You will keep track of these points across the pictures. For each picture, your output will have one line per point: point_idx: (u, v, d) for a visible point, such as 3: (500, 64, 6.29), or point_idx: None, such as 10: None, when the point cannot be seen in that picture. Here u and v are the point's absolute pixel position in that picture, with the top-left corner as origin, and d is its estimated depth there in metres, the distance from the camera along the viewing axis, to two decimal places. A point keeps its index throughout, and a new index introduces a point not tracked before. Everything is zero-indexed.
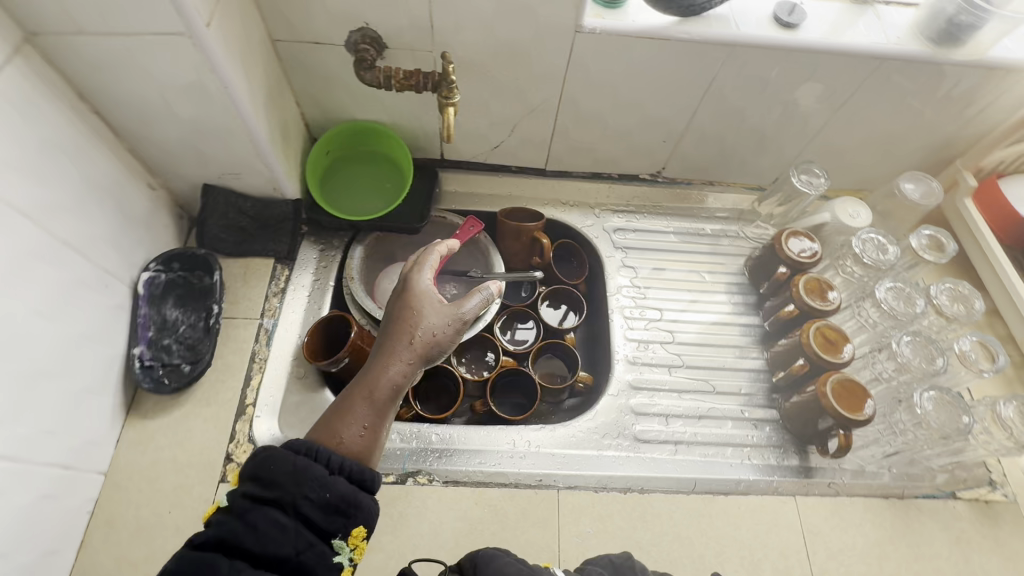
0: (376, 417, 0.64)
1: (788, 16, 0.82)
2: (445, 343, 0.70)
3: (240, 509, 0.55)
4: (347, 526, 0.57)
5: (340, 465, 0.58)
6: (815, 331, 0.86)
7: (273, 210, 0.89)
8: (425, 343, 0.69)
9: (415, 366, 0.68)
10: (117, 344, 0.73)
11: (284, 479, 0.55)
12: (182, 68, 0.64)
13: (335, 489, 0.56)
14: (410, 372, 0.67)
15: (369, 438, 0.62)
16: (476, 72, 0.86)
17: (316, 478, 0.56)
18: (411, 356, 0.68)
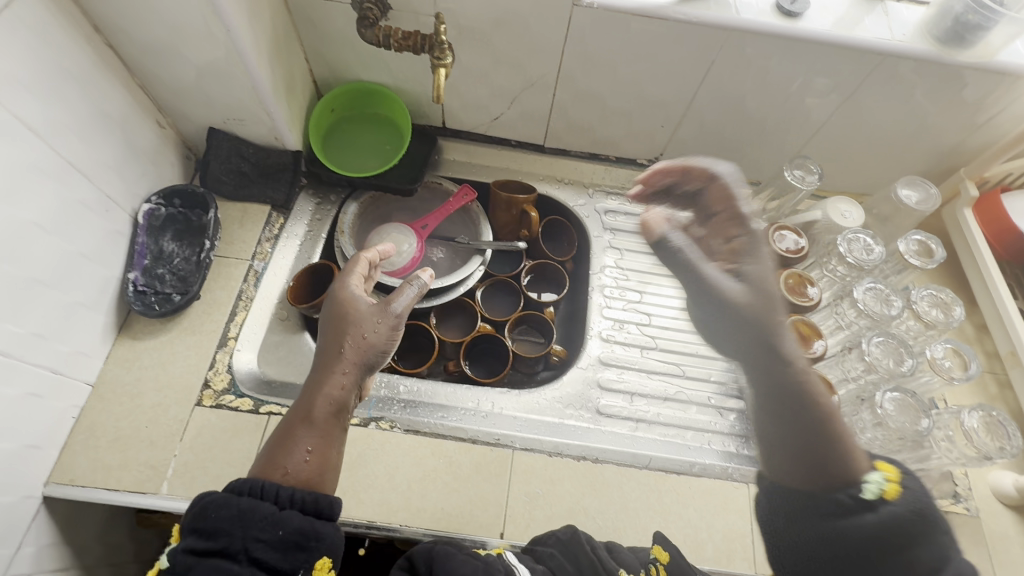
0: (323, 439, 0.65)
1: (792, 4, 0.81)
2: (382, 350, 0.73)
3: (184, 566, 0.51)
4: (309, 560, 0.55)
5: (290, 498, 0.57)
6: (789, 325, 0.86)
7: (273, 159, 0.93)
8: (358, 350, 0.71)
9: (353, 377, 0.70)
10: (114, 268, 0.78)
11: (229, 524, 0.53)
12: (189, 7, 0.68)
13: (290, 525, 0.55)
14: (348, 381, 0.69)
15: (316, 460, 0.64)
16: (477, 40, 0.88)
17: (266, 517, 0.55)
18: (348, 370, 0.70)
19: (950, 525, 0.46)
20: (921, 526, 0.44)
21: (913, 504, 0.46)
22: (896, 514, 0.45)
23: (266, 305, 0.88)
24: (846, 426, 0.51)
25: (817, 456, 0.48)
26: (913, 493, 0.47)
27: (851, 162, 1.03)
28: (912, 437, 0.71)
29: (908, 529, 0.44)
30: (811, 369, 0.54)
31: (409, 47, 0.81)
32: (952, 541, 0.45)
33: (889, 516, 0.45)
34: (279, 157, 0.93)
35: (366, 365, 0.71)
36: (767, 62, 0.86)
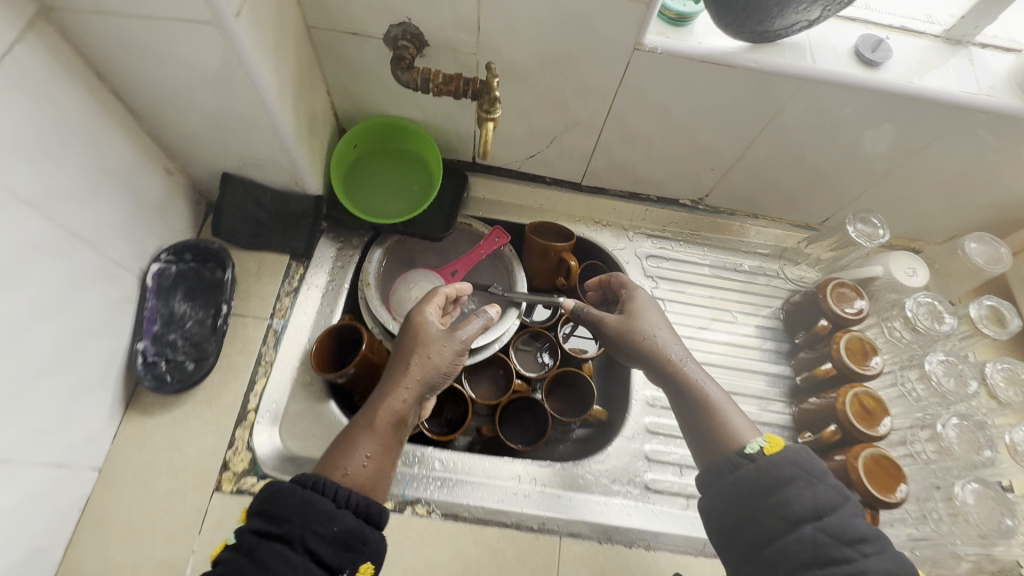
0: (381, 448, 0.63)
1: (872, 53, 0.73)
2: (446, 371, 0.71)
3: (249, 547, 0.52)
4: (354, 561, 0.54)
5: (347, 498, 0.56)
6: (852, 398, 0.81)
7: (292, 205, 0.85)
8: (426, 367, 0.69)
9: (418, 394, 0.68)
10: (120, 338, 0.71)
11: (291, 513, 0.53)
12: (207, 56, 0.59)
13: (344, 523, 0.54)
14: (411, 397, 0.67)
15: (374, 466, 0.62)
16: (521, 80, 0.79)
17: (323, 511, 0.54)
18: (414, 384, 0.68)
19: (835, 482, 0.60)
20: (792, 475, 0.59)
21: (789, 458, 0.61)
22: (770, 463, 0.60)
23: (288, 369, 0.81)
24: (722, 404, 0.70)
25: (705, 443, 0.68)
26: (791, 453, 0.61)
27: (910, 210, 0.97)
28: (993, 535, 0.68)
29: (777, 475, 0.59)
30: (708, 380, 0.72)
31: (449, 92, 0.72)
32: (833, 494, 0.58)
33: (766, 464, 0.61)
34: (300, 203, 0.85)
35: (430, 384, 0.69)
36: (838, 112, 0.78)
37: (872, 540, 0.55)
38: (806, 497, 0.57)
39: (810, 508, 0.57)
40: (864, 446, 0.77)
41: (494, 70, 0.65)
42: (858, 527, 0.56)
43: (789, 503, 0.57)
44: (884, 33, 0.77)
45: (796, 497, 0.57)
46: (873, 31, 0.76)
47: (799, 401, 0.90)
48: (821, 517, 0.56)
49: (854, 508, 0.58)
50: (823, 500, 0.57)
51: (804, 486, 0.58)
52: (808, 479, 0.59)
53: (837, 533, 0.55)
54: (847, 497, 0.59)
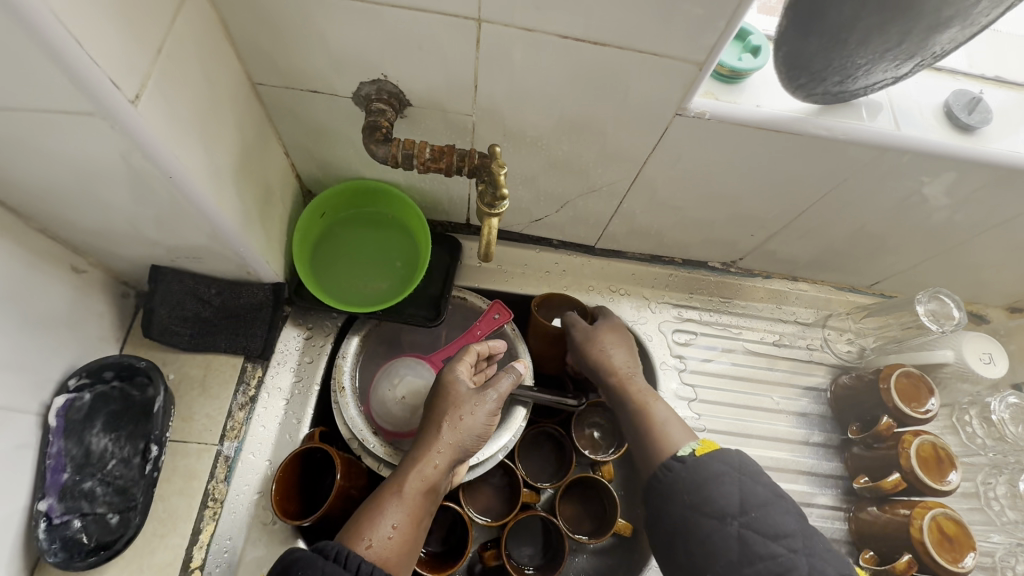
0: (410, 519, 0.57)
1: (968, 114, 0.59)
2: (480, 436, 0.65)
3: None
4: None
5: (369, 570, 0.48)
6: (931, 522, 0.66)
7: (245, 297, 0.68)
8: (458, 429, 0.63)
9: (452, 458, 0.62)
10: (15, 500, 0.54)
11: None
12: (102, 153, 0.43)
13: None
14: (442, 463, 0.61)
15: (402, 540, 0.56)
16: (529, 145, 0.64)
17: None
18: (448, 446, 0.62)
19: (768, 480, 0.58)
20: (721, 473, 0.58)
21: (719, 458, 0.59)
22: (700, 464, 0.59)
23: (243, 508, 0.64)
24: (665, 417, 0.66)
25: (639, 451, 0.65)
26: (724, 454, 0.60)
27: (978, 276, 0.84)
28: None
29: (704, 473, 0.58)
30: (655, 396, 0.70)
31: (438, 170, 0.57)
32: (766, 492, 0.56)
33: (694, 465, 0.59)
34: (254, 293, 0.69)
35: (465, 449, 0.64)
36: (915, 181, 0.64)
37: (798, 535, 0.53)
38: (733, 492, 0.56)
39: (737, 503, 0.55)
40: None
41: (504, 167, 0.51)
42: (784, 523, 0.54)
43: (715, 501, 0.55)
44: (977, 86, 0.64)
45: (724, 494, 0.56)
46: (963, 87, 0.63)
47: (855, 507, 0.76)
48: (747, 512, 0.55)
49: (790, 508, 0.56)
50: (752, 495, 0.56)
51: (734, 483, 0.57)
52: (737, 474, 0.57)
53: (763, 530, 0.54)
54: (784, 499, 0.57)
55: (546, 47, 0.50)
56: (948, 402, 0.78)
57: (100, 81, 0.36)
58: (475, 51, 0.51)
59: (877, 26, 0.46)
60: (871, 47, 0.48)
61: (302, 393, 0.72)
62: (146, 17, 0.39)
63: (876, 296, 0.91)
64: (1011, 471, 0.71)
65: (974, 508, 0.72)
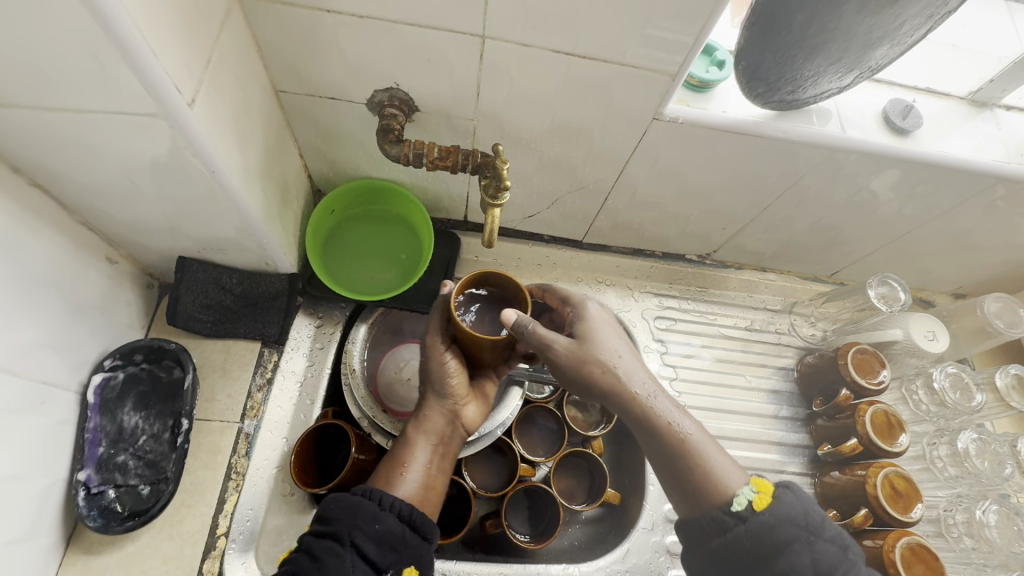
0: (420, 466, 0.63)
1: (902, 120, 0.69)
2: (450, 375, 0.66)
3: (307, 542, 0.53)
4: (397, 561, 0.54)
5: (392, 503, 0.57)
6: (883, 478, 0.75)
7: (264, 286, 0.74)
8: (434, 380, 0.67)
9: (445, 407, 0.67)
10: (57, 470, 0.59)
11: (341, 512, 0.55)
12: (155, 150, 0.49)
13: (386, 523, 0.55)
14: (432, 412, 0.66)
15: (416, 483, 0.61)
16: (524, 146, 0.71)
17: (370, 513, 0.55)
18: (434, 398, 0.67)
19: (836, 534, 0.53)
20: (792, 538, 0.52)
21: (785, 516, 0.53)
22: (763, 523, 0.52)
23: (263, 480, 0.69)
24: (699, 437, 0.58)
25: (683, 485, 0.57)
26: (786, 506, 0.53)
27: (925, 264, 0.94)
28: None
29: (772, 539, 0.52)
30: (681, 414, 0.59)
31: (445, 167, 0.65)
32: (831, 551, 0.52)
33: (758, 527, 0.52)
34: (274, 281, 0.75)
35: (450, 393, 0.67)
36: (863, 178, 0.73)
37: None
38: (806, 562, 0.51)
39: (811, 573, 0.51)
40: (898, 533, 0.72)
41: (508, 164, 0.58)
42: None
43: (789, 573, 0.51)
44: (912, 96, 0.73)
45: (797, 561, 0.51)
46: (900, 96, 0.72)
47: (820, 472, 0.84)
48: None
49: (858, 567, 0.53)
50: (824, 560, 0.52)
51: (806, 548, 0.52)
52: (808, 538, 0.52)
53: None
54: (851, 555, 0.53)
55: (540, 59, 0.58)
56: (898, 375, 0.87)
57: (168, 87, 0.43)
58: (478, 63, 0.59)
59: (819, 43, 0.55)
60: (816, 60, 0.57)
61: (314, 375, 0.77)
62: (200, 33, 0.46)
63: (836, 284, 1.01)
64: (951, 433, 0.78)
65: (922, 468, 0.81)
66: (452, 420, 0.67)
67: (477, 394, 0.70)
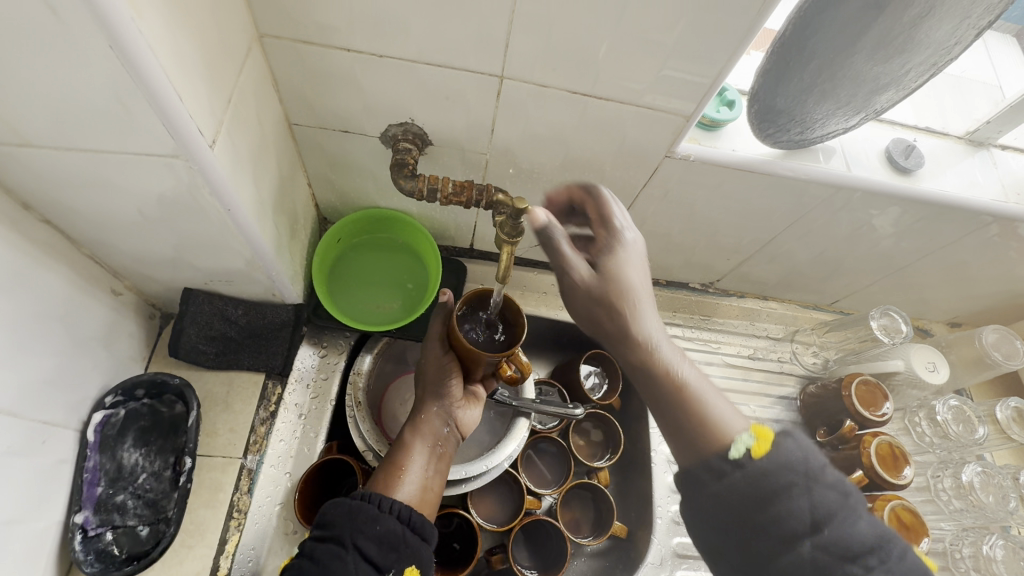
0: (417, 468, 0.61)
1: (905, 159, 0.70)
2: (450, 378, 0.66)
3: (307, 550, 0.50)
4: (400, 562, 0.50)
5: (391, 504, 0.53)
6: (889, 512, 0.75)
7: (270, 317, 0.73)
8: (432, 384, 0.66)
9: (442, 409, 0.66)
10: (53, 513, 0.57)
11: (341, 517, 0.51)
12: (172, 188, 0.48)
13: (387, 524, 0.51)
14: (431, 417, 0.65)
15: (413, 485, 0.59)
16: (536, 179, 0.71)
17: (370, 515, 0.51)
18: (430, 400, 0.66)
19: (837, 481, 0.48)
20: (790, 483, 0.47)
21: (781, 462, 0.48)
22: (762, 469, 0.48)
23: (265, 518, 0.67)
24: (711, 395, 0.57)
25: (686, 436, 0.54)
26: (784, 452, 0.49)
27: (923, 294, 0.95)
28: None
29: (767, 486, 0.47)
30: (686, 363, 0.61)
31: (460, 203, 0.65)
32: (834, 498, 0.46)
33: (754, 475, 0.48)
34: (280, 313, 0.74)
35: (446, 394, 0.66)
36: (866, 214, 0.75)
37: (877, 554, 0.44)
38: (803, 506, 0.46)
39: (808, 520, 0.45)
40: None
41: (526, 206, 0.57)
42: (865, 537, 0.45)
43: (782, 521, 0.45)
44: (912, 135, 0.76)
45: (794, 509, 0.46)
46: (901, 135, 0.74)
47: None
48: (820, 529, 0.45)
49: (861, 515, 0.47)
50: (824, 506, 0.46)
51: (802, 494, 0.46)
52: (807, 484, 0.47)
53: (840, 551, 0.44)
54: (856, 501, 0.47)
55: (557, 99, 0.59)
56: (901, 407, 0.88)
57: (189, 129, 0.42)
58: (495, 101, 0.59)
59: (829, 89, 0.56)
60: (826, 104, 0.58)
61: (318, 407, 0.75)
62: (220, 73, 0.46)
63: (836, 313, 1.02)
64: (955, 465, 0.80)
65: (927, 501, 0.82)
66: (448, 423, 0.66)
67: (473, 396, 0.69)
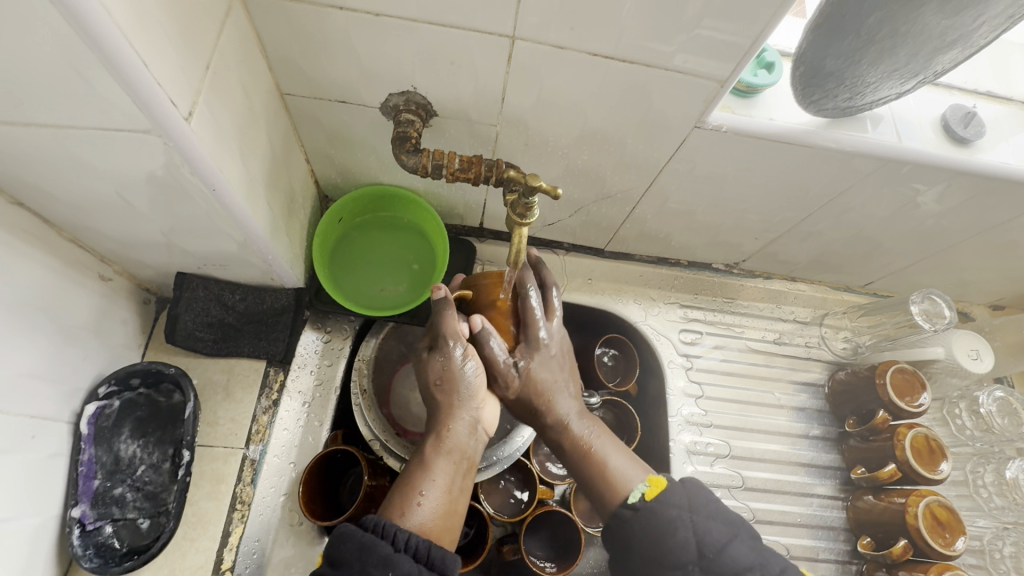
0: (434, 486, 0.54)
1: (964, 128, 0.63)
2: (477, 377, 0.60)
3: None
4: None
5: (407, 541, 0.48)
6: (925, 508, 0.70)
7: (269, 302, 0.70)
8: (453, 385, 0.59)
9: (467, 416, 0.60)
10: (50, 507, 0.55)
11: (351, 556, 0.46)
12: (148, 166, 0.44)
13: (401, 567, 0.46)
14: (456, 426, 0.59)
15: (435, 509, 0.53)
16: (551, 153, 0.66)
17: (382, 557, 0.46)
18: (453, 402, 0.59)
19: (720, 509, 0.55)
20: (675, 517, 0.54)
21: (669, 500, 0.55)
22: (651, 510, 0.55)
23: (270, 509, 0.65)
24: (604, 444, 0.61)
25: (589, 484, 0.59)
26: (671, 493, 0.56)
27: (967, 276, 0.89)
28: None
29: (659, 521, 0.54)
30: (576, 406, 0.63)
31: (467, 180, 0.60)
32: (723, 529, 0.54)
33: (648, 515, 0.55)
34: (279, 297, 0.70)
35: (478, 399, 0.60)
36: (912, 190, 0.68)
37: (757, 571, 0.51)
38: (688, 537, 0.53)
39: (694, 550, 0.52)
40: (941, 566, 0.67)
41: (542, 182, 0.53)
42: (746, 559, 0.52)
43: (674, 550, 0.52)
44: (971, 101, 0.68)
45: (680, 540, 0.53)
46: (959, 102, 0.67)
47: (853, 496, 0.80)
48: (705, 556, 0.52)
49: (744, 538, 0.53)
50: (706, 536, 0.53)
51: (686, 525, 0.53)
52: (691, 517, 0.54)
53: (724, 573, 0.51)
54: (740, 528, 0.54)
55: (575, 64, 0.53)
56: (939, 396, 0.84)
57: (160, 100, 0.37)
58: (506, 66, 0.53)
59: (886, 49, 0.49)
60: (880, 68, 0.51)
61: (322, 396, 0.72)
62: (196, 38, 0.41)
63: (869, 294, 0.96)
64: (997, 460, 0.78)
65: (963, 495, 0.80)
66: (474, 430, 0.60)
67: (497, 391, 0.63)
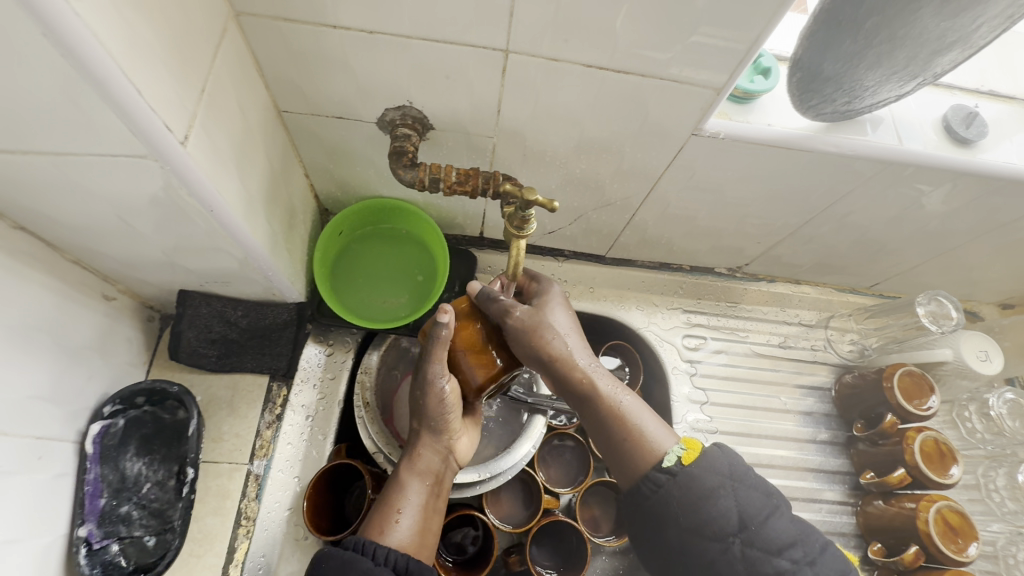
0: (411, 505, 0.56)
1: (965, 129, 0.62)
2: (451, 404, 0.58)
3: None
4: None
5: (387, 556, 0.49)
6: (937, 514, 0.69)
7: (271, 317, 0.70)
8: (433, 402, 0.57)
9: (440, 444, 0.60)
10: (58, 527, 0.55)
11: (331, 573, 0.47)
12: (145, 189, 0.44)
13: None
14: (431, 451, 0.60)
15: (413, 527, 0.55)
16: (551, 163, 0.65)
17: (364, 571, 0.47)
18: (427, 434, 0.60)
19: (760, 480, 0.51)
20: (715, 486, 0.50)
21: (708, 466, 0.51)
22: (691, 477, 0.51)
23: (275, 524, 0.65)
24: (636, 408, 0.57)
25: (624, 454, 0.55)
26: (710, 460, 0.52)
27: (976, 275, 0.87)
28: None
29: (698, 489, 0.50)
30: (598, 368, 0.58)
31: (465, 192, 0.60)
32: (762, 501, 0.51)
33: (685, 481, 0.51)
34: (282, 311, 0.70)
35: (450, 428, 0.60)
36: (916, 190, 0.67)
37: (801, 544, 0.48)
38: (729, 506, 0.50)
39: (735, 520, 0.49)
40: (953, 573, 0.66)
41: (537, 195, 0.53)
42: (786, 532, 0.49)
43: (715, 522, 0.49)
44: (973, 100, 0.68)
45: (722, 511, 0.50)
46: (961, 102, 0.66)
47: (862, 501, 0.79)
48: (747, 528, 0.49)
49: (783, 510, 0.51)
50: (746, 506, 0.50)
51: (727, 494, 0.50)
52: (731, 485, 0.51)
53: (767, 545, 0.48)
54: (780, 500, 0.51)
55: (571, 75, 0.53)
56: (949, 398, 0.84)
57: (155, 127, 0.38)
58: (500, 77, 0.53)
59: (885, 52, 0.48)
60: (878, 71, 0.51)
61: (326, 410, 0.72)
62: (191, 61, 0.41)
63: (875, 295, 0.95)
64: (1009, 463, 0.77)
65: (975, 499, 0.79)
66: (447, 456, 0.61)
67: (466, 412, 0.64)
